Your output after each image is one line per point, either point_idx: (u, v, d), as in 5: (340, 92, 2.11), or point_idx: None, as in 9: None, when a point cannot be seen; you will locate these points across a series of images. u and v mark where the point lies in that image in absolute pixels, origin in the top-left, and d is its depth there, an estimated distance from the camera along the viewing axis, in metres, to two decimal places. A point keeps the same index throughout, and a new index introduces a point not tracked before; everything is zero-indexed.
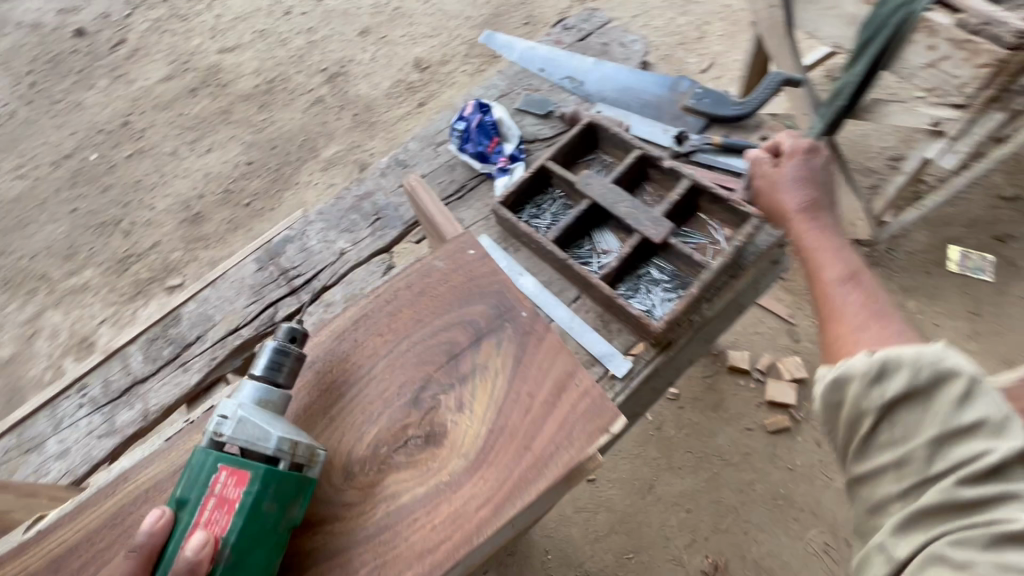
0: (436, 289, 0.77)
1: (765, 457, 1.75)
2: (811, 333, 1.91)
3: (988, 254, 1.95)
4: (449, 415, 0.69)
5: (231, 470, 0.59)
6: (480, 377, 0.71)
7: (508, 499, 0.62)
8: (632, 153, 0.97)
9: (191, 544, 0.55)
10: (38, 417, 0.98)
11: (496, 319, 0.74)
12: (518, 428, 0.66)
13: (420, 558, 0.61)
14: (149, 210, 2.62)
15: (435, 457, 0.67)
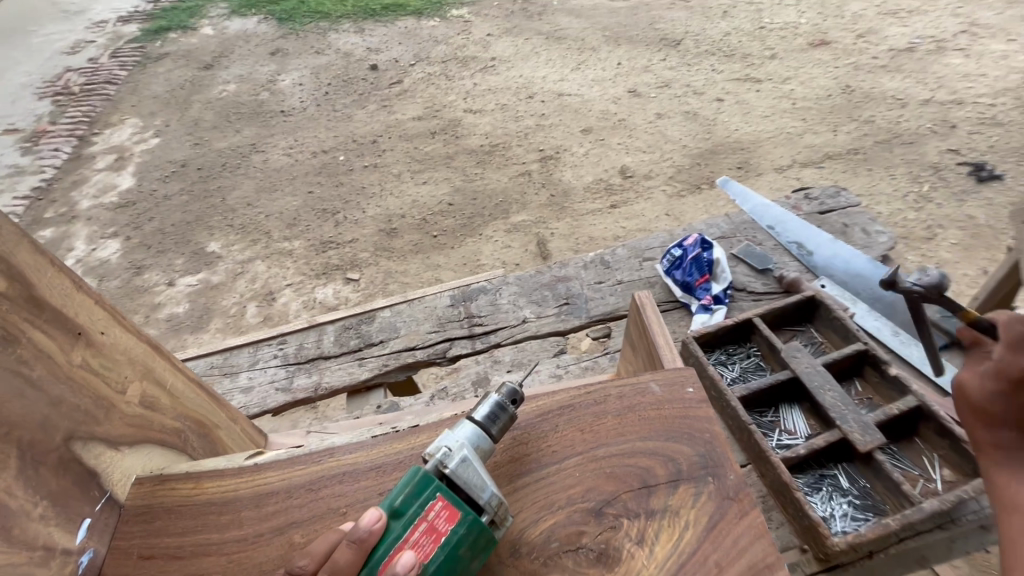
0: (643, 409, 0.57)
1: None
2: None
3: None
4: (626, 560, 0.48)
5: (447, 500, 0.44)
6: (673, 528, 0.50)
7: None
8: (854, 343, 0.93)
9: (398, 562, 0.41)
10: (244, 350, 1.17)
11: (707, 465, 0.53)
12: None
13: None
14: (361, 212, 3.09)
15: None
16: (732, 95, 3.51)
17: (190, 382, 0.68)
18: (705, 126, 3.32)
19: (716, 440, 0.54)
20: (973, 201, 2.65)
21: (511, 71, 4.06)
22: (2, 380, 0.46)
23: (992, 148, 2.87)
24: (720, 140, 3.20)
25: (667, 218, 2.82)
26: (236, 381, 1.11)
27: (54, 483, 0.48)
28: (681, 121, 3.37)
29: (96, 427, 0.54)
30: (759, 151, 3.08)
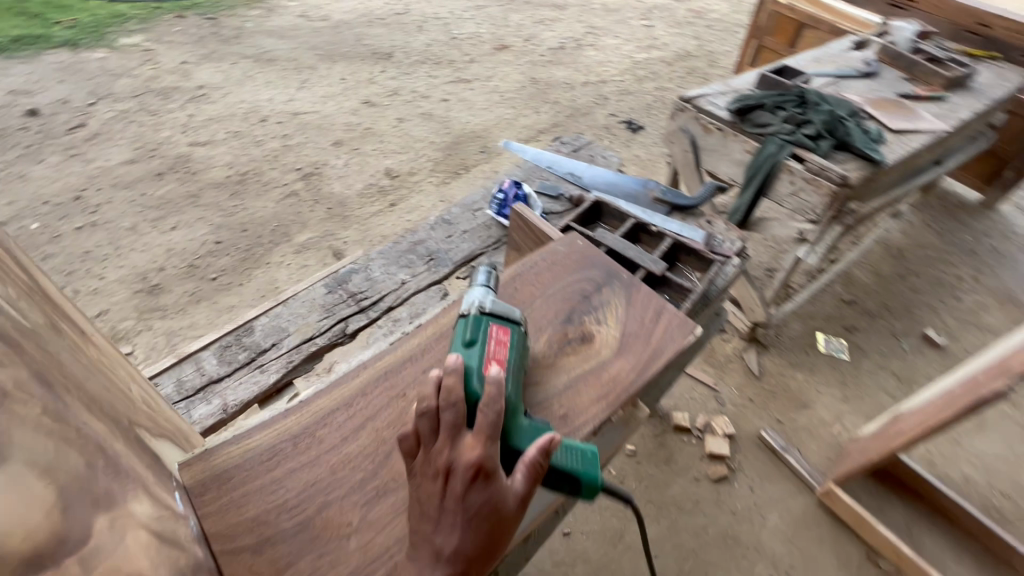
0: (565, 261, 1.00)
1: (713, 502, 2.02)
2: (732, 397, 2.35)
3: (841, 340, 2.67)
4: (593, 326, 0.91)
5: (497, 323, 0.80)
6: (608, 305, 0.94)
7: (645, 366, 0.86)
8: (628, 221, 1.39)
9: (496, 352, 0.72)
10: None
11: (609, 273, 0.99)
12: (641, 331, 0.90)
13: (595, 403, 0.82)
14: (99, 279, 2.50)
15: (589, 349, 0.88)
16: (453, 95, 4.06)
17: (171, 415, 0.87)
18: (442, 123, 3.78)
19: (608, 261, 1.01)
20: (635, 145, 3.77)
21: (230, 98, 3.78)
22: (92, 367, 0.67)
23: (632, 109, 4.10)
24: (459, 132, 3.69)
25: (443, 204, 3.15)
26: None
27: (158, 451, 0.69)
28: (421, 122, 3.75)
29: (146, 417, 0.73)
30: (492, 136, 3.69)
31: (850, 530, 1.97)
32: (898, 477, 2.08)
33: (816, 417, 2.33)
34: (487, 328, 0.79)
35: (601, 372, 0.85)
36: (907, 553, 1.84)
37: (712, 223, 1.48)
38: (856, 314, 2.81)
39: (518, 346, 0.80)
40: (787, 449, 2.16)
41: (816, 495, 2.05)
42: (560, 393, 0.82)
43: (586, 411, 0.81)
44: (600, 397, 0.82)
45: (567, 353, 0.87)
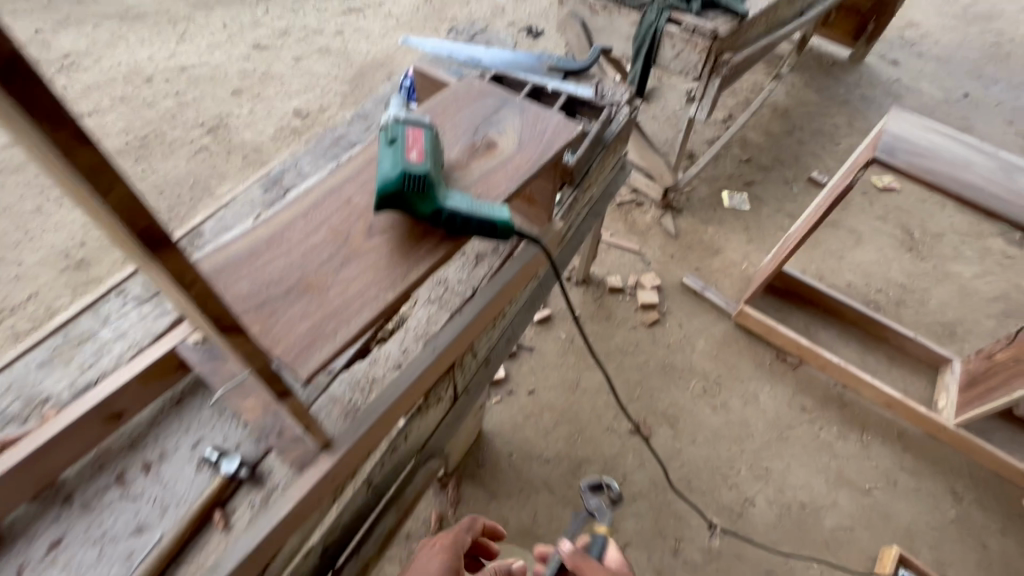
0: (462, 93, 1.02)
1: (651, 342, 2.35)
2: (656, 257, 2.65)
3: (742, 194, 3.01)
4: (495, 133, 0.94)
5: (409, 122, 0.81)
6: (504, 117, 0.97)
7: (543, 154, 0.91)
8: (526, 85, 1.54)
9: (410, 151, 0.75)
10: (81, 319, 1.08)
11: (501, 97, 1.02)
12: (536, 132, 0.95)
13: (507, 182, 0.86)
14: (17, 265, 2.39)
15: (495, 148, 0.91)
16: (347, 26, 3.91)
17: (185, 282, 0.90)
18: (341, 56, 3.67)
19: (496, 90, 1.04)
20: None
21: (103, 62, 3.48)
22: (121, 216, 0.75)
23: (529, 15, 4.12)
24: (361, 63, 3.62)
25: None
26: (101, 339, 1.06)
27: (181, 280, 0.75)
28: (320, 58, 3.63)
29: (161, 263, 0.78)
30: (396, 62, 3.65)
31: (762, 340, 2.36)
32: (795, 292, 2.47)
33: (728, 260, 2.68)
34: (403, 126, 0.80)
35: (510, 162, 0.89)
36: (804, 344, 2.25)
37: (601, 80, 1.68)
38: (752, 170, 3.16)
39: (437, 139, 0.82)
40: (706, 288, 2.50)
41: (733, 320, 2.42)
42: (477, 182, 0.85)
43: (499, 190, 0.84)
44: (511, 179, 0.86)
45: (479, 152, 0.90)
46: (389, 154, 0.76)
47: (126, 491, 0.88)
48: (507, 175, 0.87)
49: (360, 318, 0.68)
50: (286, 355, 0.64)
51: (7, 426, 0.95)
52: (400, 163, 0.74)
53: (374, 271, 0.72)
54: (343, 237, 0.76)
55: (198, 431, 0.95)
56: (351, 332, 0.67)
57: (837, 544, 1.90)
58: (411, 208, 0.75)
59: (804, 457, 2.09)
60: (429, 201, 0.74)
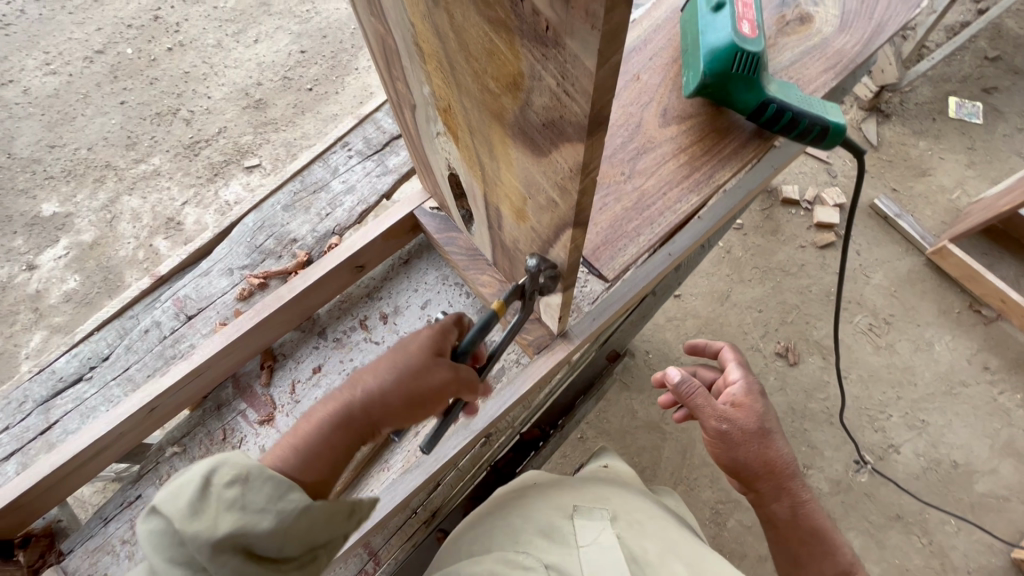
0: None
1: (818, 265, 2.13)
2: (845, 170, 2.28)
3: (978, 102, 2.39)
4: (812, 3, 0.75)
5: None
6: None
7: (872, 37, 0.72)
8: None
9: (743, 28, 0.65)
10: (314, 168, 1.13)
11: None
12: (866, 6, 0.74)
13: (824, 74, 0.72)
14: (206, 99, 2.55)
15: (808, 27, 0.74)
16: None
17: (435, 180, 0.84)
18: None
19: None
20: None
21: None
22: (416, 112, 0.67)
23: None
24: None
25: None
26: (334, 190, 1.11)
27: (477, 188, 0.67)
28: None
29: (454, 169, 0.71)
30: None
31: (956, 284, 2.04)
32: (1019, 236, 2.04)
33: (935, 185, 2.25)
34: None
35: (826, 49, 0.72)
36: (1014, 299, 1.91)
37: None
38: (1001, 70, 2.46)
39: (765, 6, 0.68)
40: (900, 215, 2.15)
41: (926, 256, 2.09)
42: (787, 70, 0.72)
43: (814, 81, 0.71)
44: (826, 72, 0.72)
45: (792, 30, 0.74)
46: (716, 21, 0.65)
47: (369, 335, 0.98)
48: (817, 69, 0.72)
49: (667, 216, 0.63)
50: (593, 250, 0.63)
51: (264, 259, 1.05)
52: (732, 39, 0.64)
53: (675, 162, 0.66)
54: (634, 121, 0.69)
55: (426, 294, 1.00)
56: (657, 232, 0.63)
57: (982, 510, 1.79)
58: (723, 99, 0.66)
59: (972, 417, 1.90)
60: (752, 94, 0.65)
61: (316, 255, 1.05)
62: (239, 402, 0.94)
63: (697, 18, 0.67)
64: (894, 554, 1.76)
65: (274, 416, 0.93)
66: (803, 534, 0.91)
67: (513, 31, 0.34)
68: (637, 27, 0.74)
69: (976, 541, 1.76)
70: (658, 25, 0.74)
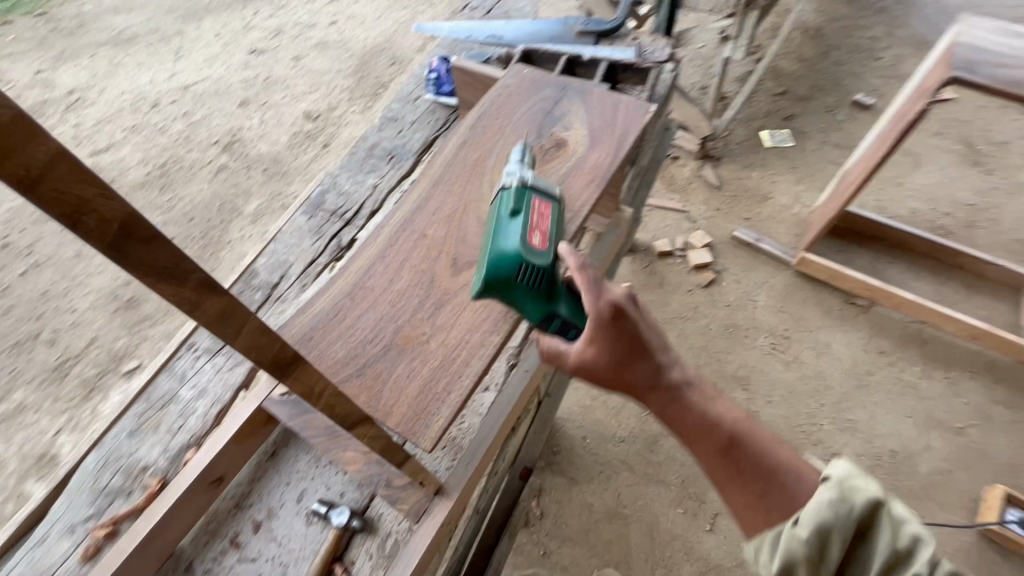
0: (518, 93, 1.06)
1: (710, 303, 2.26)
2: (702, 213, 2.52)
3: (783, 130, 2.78)
4: (563, 133, 1.01)
5: (541, 202, 0.87)
6: (570, 114, 1.03)
7: (620, 146, 0.98)
8: (601, 64, 1.37)
9: (535, 238, 0.82)
10: (158, 380, 1.06)
11: (562, 92, 1.06)
12: (605, 126, 1.00)
13: (588, 185, 0.95)
14: (71, 312, 2.40)
15: (566, 151, 0.99)
16: (340, 13, 3.47)
17: None
18: (340, 41, 3.33)
19: (560, 80, 1.07)
20: None
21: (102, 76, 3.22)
22: None
23: None
24: (364, 43, 3.30)
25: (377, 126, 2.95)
26: (183, 399, 1.03)
27: None
28: (318, 42, 3.33)
29: None
30: (395, 37, 3.30)
31: (827, 284, 2.24)
32: (851, 228, 2.36)
33: (778, 205, 2.53)
34: (531, 199, 0.86)
35: (583, 167, 0.97)
36: (876, 285, 2.13)
37: (642, 51, 1.41)
38: (791, 100, 2.89)
39: (561, 217, 0.87)
40: (759, 239, 2.37)
41: (793, 268, 2.30)
42: (556, 192, 0.94)
43: (581, 193, 0.94)
44: (590, 182, 0.95)
45: (556, 156, 0.98)
46: (512, 234, 0.82)
47: (242, 554, 0.88)
48: (589, 191, 0.94)
49: (467, 371, 0.81)
50: (409, 428, 0.77)
51: (112, 501, 0.94)
52: (517, 254, 0.80)
53: (470, 312, 0.85)
54: (425, 278, 0.88)
55: (299, 485, 0.92)
56: (460, 387, 0.80)
57: (934, 489, 1.83)
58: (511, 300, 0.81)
59: (890, 403, 2.00)
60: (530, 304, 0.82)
61: (172, 476, 0.96)
62: None
63: (502, 223, 0.84)
64: None
65: None
66: (757, 486, 0.74)
67: (160, 251, 0.42)
68: (420, 189, 0.95)
69: (943, 527, 1.77)
70: (433, 183, 0.97)
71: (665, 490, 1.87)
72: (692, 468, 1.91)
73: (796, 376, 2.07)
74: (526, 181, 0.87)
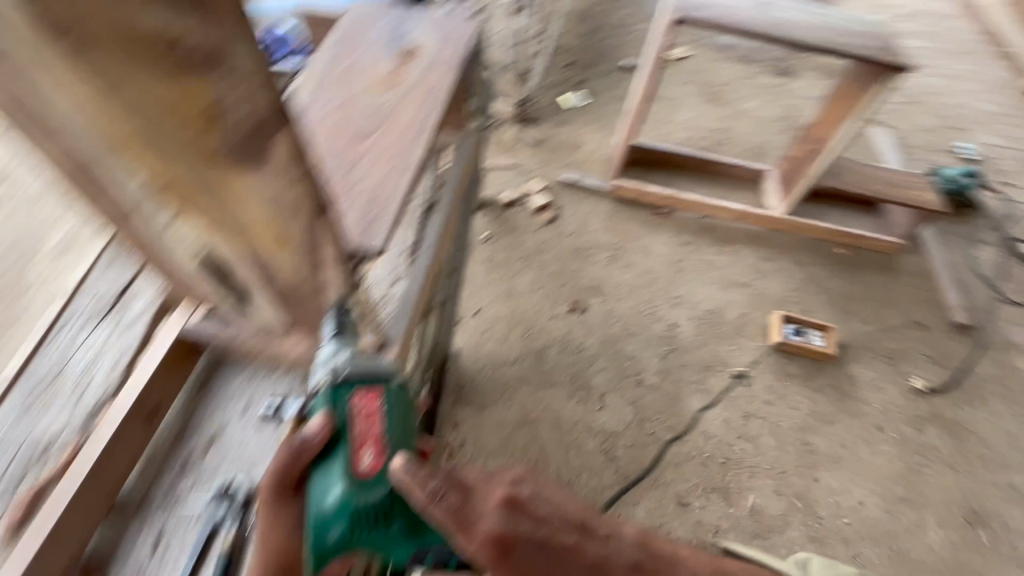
0: (363, 21, 1.21)
1: (556, 235, 2.64)
2: (532, 166, 2.90)
3: (578, 92, 3.31)
4: (411, 40, 1.16)
5: (365, 392, 0.80)
6: (412, 28, 1.20)
7: (460, 44, 1.17)
8: None
9: (363, 457, 0.78)
10: (37, 358, 1.00)
11: (400, 16, 1.23)
12: (443, 32, 1.19)
13: (445, 69, 1.11)
14: None
15: (418, 50, 1.14)
16: None
17: (182, 282, 0.89)
18: None
19: (396, 9, 1.25)
20: None
21: None
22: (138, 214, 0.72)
23: None
24: None
25: None
26: (76, 368, 1.00)
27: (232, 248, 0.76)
28: None
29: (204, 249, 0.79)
30: None
31: (639, 202, 2.79)
32: (645, 156, 2.94)
33: (589, 150, 3.03)
34: (349, 400, 0.79)
35: (435, 58, 1.13)
36: (670, 194, 2.72)
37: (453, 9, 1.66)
38: (578, 69, 3.46)
39: (390, 413, 0.81)
40: (581, 177, 2.83)
41: (612, 194, 2.80)
42: (421, 78, 1.09)
43: (440, 75, 1.10)
44: (445, 66, 1.12)
45: (411, 54, 1.13)
46: (334, 471, 0.78)
47: (195, 473, 0.92)
48: (446, 71, 1.10)
49: (388, 208, 0.90)
50: (360, 238, 0.86)
51: (21, 479, 0.91)
52: (342, 503, 0.77)
53: (378, 169, 0.94)
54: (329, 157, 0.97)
55: (241, 398, 0.98)
56: (387, 219, 0.89)
57: (741, 328, 2.42)
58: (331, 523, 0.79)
59: (700, 278, 2.58)
60: (399, 545, 0.82)
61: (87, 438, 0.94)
62: None
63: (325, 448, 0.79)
64: (720, 392, 2.23)
65: None
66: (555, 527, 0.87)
67: None
68: (301, 99, 1.05)
69: (754, 352, 2.35)
70: (312, 91, 1.06)
71: (559, 389, 2.18)
72: (574, 366, 2.25)
73: (633, 275, 2.55)
74: (335, 383, 0.79)
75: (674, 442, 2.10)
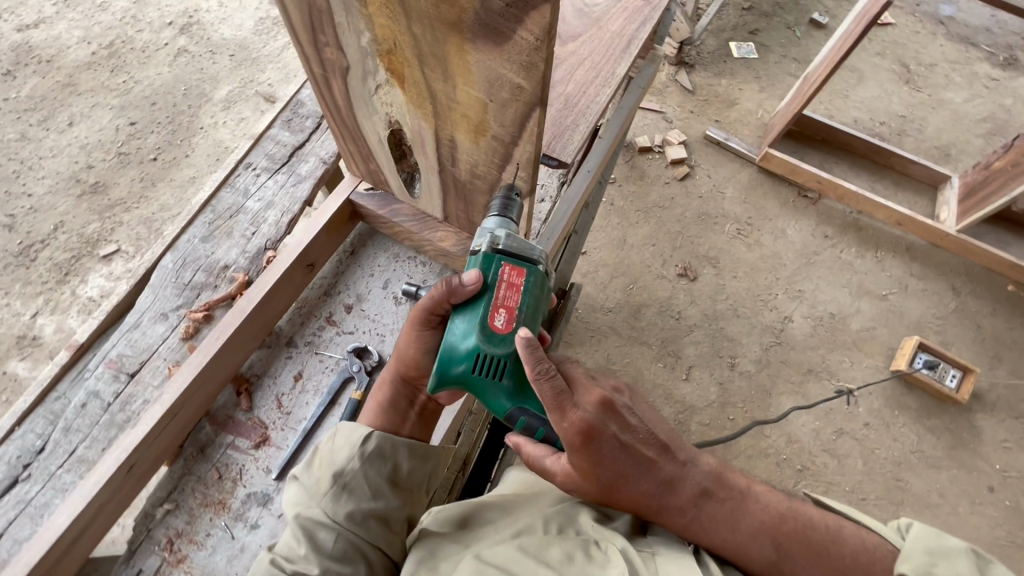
0: None
1: (684, 195, 2.48)
2: (677, 114, 2.69)
3: (750, 42, 2.95)
4: None
5: (512, 266, 0.82)
6: None
7: None
8: None
9: (496, 318, 0.80)
10: (222, 194, 1.14)
11: None
12: None
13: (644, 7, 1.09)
14: (28, 197, 2.33)
15: None
16: None
17: (360, 150, 0.94)
18: None
19: None
20: None
21: None
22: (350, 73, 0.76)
23: None
24: None
25: None
26: (252, 210, 1.12)
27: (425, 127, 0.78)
28: None
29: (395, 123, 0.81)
30: None
31: (785, 179, 2.52)
32: (807, 130, 2.62)
33: (745, 109, 2.74)
34: (500, 266, 0.81)
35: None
36: (825, 178, 2.43)
37: None
38: (757, 15, 3.06)
39: (530, 291, 0.82)
40: (728, 138, 2.59)
41: (757, 164, 2.55)
42: (619, 15, 1.09)
43: (639, 13, 1.09)
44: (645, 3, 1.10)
45: None
46: (473, 319, 0.81)
47: (340, 328, 1.10)
48: (646, 11, 1.09)
49: (568, 140, 0.96)
50: (551, 144, 0.95)
51: (200, 292, 1.07)
52: (474, 347, 0.80)
53: (562, 102, 1.00)
54: None
55: (383, 275, 1.13)
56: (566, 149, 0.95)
57: (862, 342, 2.20)
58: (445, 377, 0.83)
59: (830, 277, 2.34)
60: (499, 403, 0.84)
61: (254, 273, 1.08)
62: (225, 436, 1.03)
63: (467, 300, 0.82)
64: (818, 400, 2.08)
65: (266, 435, 1.03)
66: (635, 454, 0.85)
67: None
68: None
69: (869, 369, 2.15)
70: None
71: (647, 349, 2.14)
72: (669, 331, 2.18)
73: (756, 255, 2.36)
74: (494, 247, 0.81)
75: (752, 434, 2.02)
